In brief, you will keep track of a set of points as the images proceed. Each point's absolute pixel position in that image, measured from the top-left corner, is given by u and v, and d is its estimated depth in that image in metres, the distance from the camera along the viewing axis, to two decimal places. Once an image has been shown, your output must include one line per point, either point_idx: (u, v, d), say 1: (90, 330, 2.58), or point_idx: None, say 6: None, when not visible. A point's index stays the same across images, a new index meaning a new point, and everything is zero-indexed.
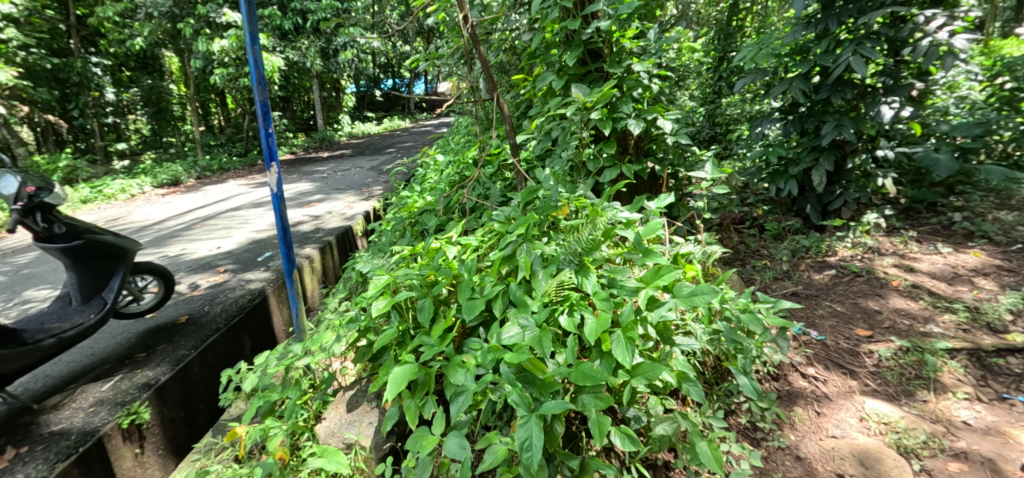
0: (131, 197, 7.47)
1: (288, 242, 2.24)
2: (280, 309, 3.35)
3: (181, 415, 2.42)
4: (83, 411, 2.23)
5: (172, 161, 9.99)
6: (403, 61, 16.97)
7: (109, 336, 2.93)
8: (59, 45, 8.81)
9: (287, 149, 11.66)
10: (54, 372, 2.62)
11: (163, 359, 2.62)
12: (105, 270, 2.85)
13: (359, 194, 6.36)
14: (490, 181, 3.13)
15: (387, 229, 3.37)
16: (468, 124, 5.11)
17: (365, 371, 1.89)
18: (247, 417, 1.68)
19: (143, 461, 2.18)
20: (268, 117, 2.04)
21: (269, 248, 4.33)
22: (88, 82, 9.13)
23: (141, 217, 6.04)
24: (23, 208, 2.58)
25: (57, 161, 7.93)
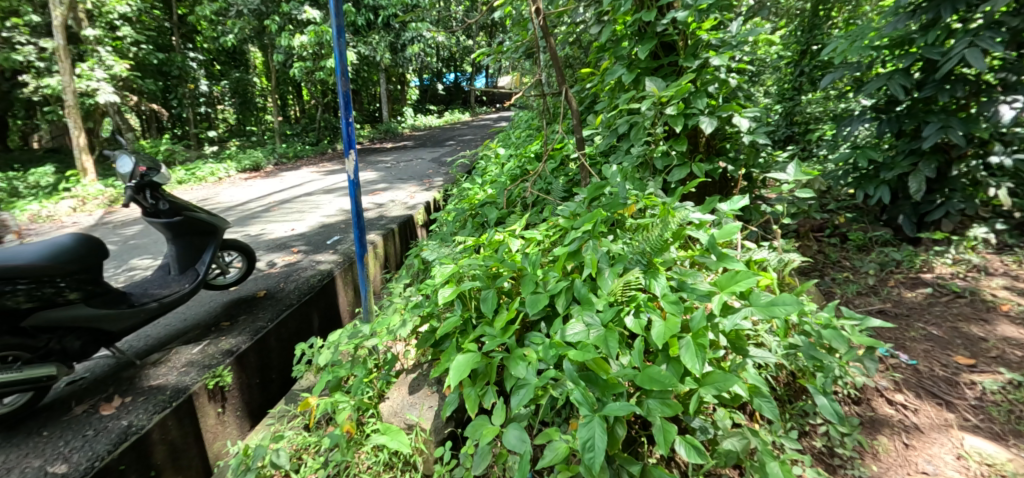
0: (218, 180, 8.15)
1: (361, 227, 2.35)
2: (344, 292, 3.55)
3: (257, 381, 2.62)
4: (177, 369, 2.46)
5: (253, 148, 10.77)
6: (467, 54, 17.18)
7: (199, 304, 3.23)
8: (163, 42, 9.80)
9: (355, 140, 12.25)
10: (153, 333, 2.92)
11: (244, 328, 2.85)
12: (200, 245, 3.13)
13: (420, 184, 6.55)
14: (552, 175, 3.11)
15: (449, 220, 3.46)
16: (531, 117, 5.08)
17: (426, 354, 1.96)
18: (317, 389, 1.79)
19: (224, 420, 2.38)
20: (349, 106, 2.13)
21: (338, 232, 4.56)
22: (185, 75, 10.08)
23: (227, 199, 6.56)
24: (135, 185, 2.89)
25: (159, 145, 8.82)
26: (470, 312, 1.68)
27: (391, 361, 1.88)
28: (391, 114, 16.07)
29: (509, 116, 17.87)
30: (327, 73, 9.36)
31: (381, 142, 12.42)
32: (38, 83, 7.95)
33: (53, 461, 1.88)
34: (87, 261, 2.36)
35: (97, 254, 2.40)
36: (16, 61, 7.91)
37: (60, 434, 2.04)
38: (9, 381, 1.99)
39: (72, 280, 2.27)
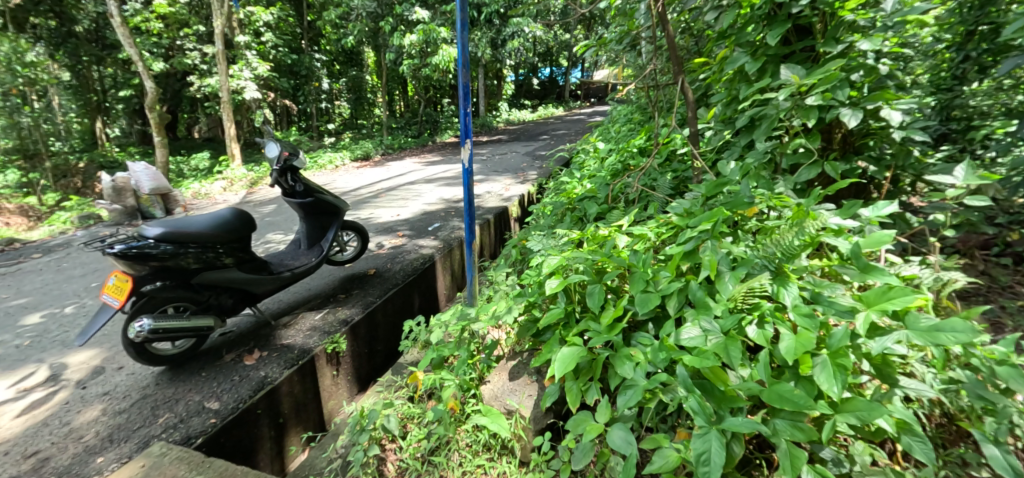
0: (335, 167, 9.00)
1: (471, 213, 2.44)
2: (443, 276, 3.73)
3: (366, 351, 2.85)
4: (302, 332, 2.76)
5: (365, 140, 11.72)
6: (565, 48, 17.00)
7: (320, 276, 3.58)
8: (296, 45, 11.02)
9: (454, 133, 12.77)
10: (284, 298, 3.29)
11: (357, 301, 3.11)
12: (325, 224, 3.47)
13: (515, 177, 6.64)
14: (659, 171, 2.97)
15: (546, 214, 3.46)
16: (631, 111, 4.88)
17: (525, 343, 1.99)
18: (423, 365, 1.90)
19: (338, 382, 2.62)
20: (468, 98, 2.21)
21: (438, 219, 4.78)
22: (312, 74, 11.23)
23: (342, 185, 7.20)
24: (280, 169, 3.29)
25: (289, 136, 9.95)
26: (574, 305, 1.67)
27: (492, 346, 1.94)
28: (488, 109, 16.47)
29: (605, 110, 17.40)
30: (432, 70, 9.84)
31: (478, 135, 12.83)
32: (200, 83, 9.36)
33: (209, 398, 2.21)
34: (241, 233, 2.72)
35: (250, 227, 2.76)
36: (186, 64, 9.38)
37: (214, 376, 2.38)
38: (180, 327, 2.37)
39: (228, 247, 2.64)
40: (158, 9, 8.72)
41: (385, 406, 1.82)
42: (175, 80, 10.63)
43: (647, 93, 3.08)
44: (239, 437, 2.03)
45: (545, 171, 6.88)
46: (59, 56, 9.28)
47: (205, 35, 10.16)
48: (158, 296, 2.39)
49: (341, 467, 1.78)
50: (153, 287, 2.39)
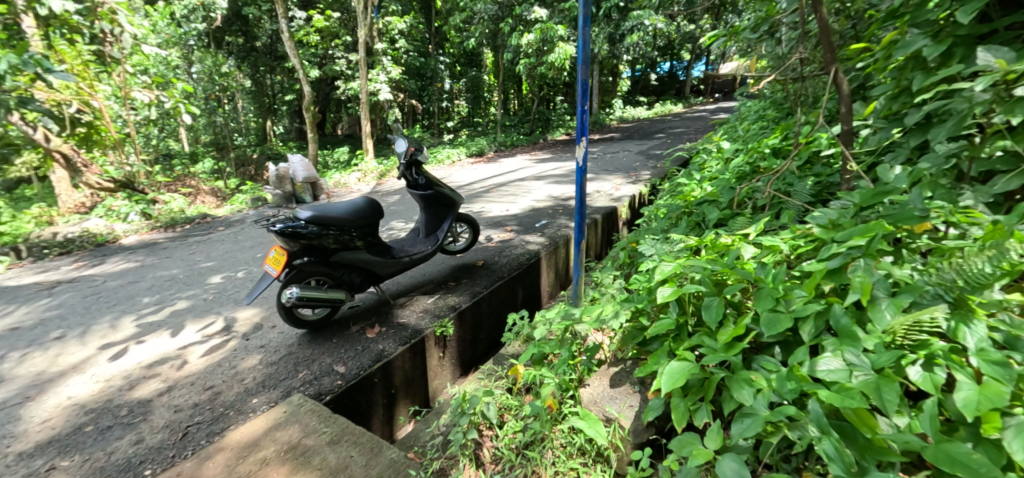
0: (452, 162, 9.55)
1: (583, 213, 2.39)
2: (547, 273, 3.73)
3: (471, 338, 2.95)
4: (416, 314, 2.94)
5: (480, 137, 12.22)
6: (690, 40, 15.97)
7: (434, 264, 3.79)
8: (424, 49, 11.94)
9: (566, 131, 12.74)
10: (402, 281, 3.55)
11: (465, 290, 3.23)
12: (441, 215, 3.66)
13: (627, 177, 6.41)
14: (798, 175, 2.62)
15: (660, 217, 3.27)
16: (764, 107, 4.41)
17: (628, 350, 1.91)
18: (525, 359, 1.91)
19: (443, 364, 2.75)
20: (586, 95, 2.16)
21: (546, 216, 4.78)
22: (436, 76, 12.00)
23: (457, 179, 7.59)
24: (406, 163, 3.54)
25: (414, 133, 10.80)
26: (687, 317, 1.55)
27: (593, 349, 1.89)
28: (602, 107, 16.16)
29: (731, 106, 16.01)
30: (548, 68, 9.90)
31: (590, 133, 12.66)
32: (344, 86, 10.56)
33: (337, 362, 2.44)
34: (373, 219, 2.97)
35: (380, 215, 3.01)
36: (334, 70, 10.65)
37: (341, 344, 2.63)
38: (319, 297, 2.67)
39: (362, 232, 2.89)
40: (315, 23, 10.01)
41: (486, 393, 1.85)
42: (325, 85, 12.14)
43: (787, 88, 2.76)
44: (358, 401, 2.23)
45: (660, 171, 6.54)
46: (243, 67, 11.14)
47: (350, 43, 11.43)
48: (304, 269, 2.72)
49: (441, 444, 1.87)
50: (301, 261, 2.72)
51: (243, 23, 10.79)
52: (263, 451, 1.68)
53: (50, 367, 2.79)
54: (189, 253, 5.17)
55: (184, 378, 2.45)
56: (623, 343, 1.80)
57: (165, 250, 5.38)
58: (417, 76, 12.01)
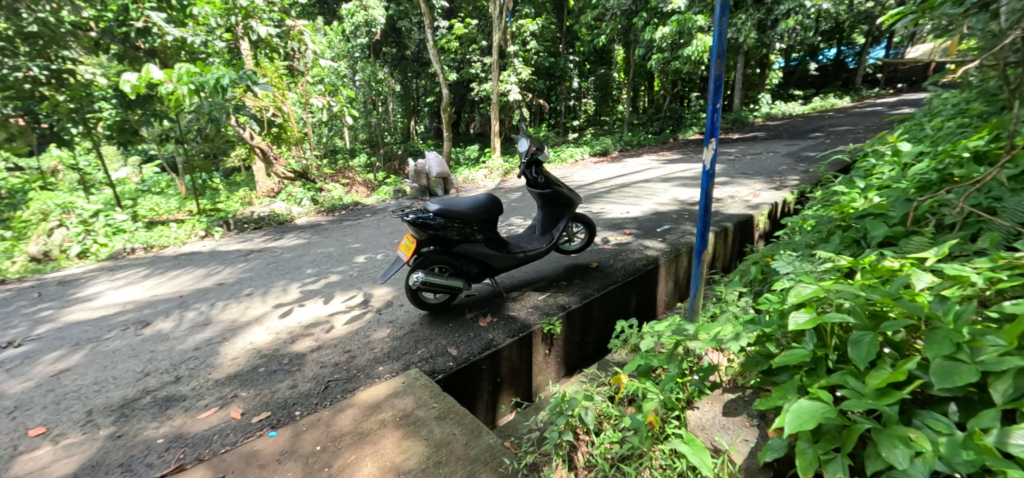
0: (575, 161, 9.67)
1: (706, 220, 2.27)
2: (664, 281, 3.59)
3: (576, 339, 2.95)
4: (527, 308, 2.97)
5: (606, 136, 12.06)
6: (863, 20, 13.76)
7: (547, 261, 3.83)
8: (554, 49, 12.17)
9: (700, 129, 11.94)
10: (515, 275, 3.61)
11: (576, 290, 3.17)
12: (558, 214, 3.66)
13: (768, 182, 5.82)
14: (995, 189, 2.13)
15: (805, 231, 2.91)
16: (962, 101, 3.62)
17: (749, 376, 1.89)
18: (629, 370, 1.89)
19: (546, 361, 2.79)
20: (718, 92, 2.06)
21: (668, 221, 4.56)
22: (564, 75, 12.13)
23: (579, 179, 7.62)
24: (527, 161, 3.63)
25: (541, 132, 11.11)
26: (827, 351, 1.49)
27: (707, 370, 1.83)
28: (744, 102, 14.80)
29: (918, 98, 13.35)
30: (683, 63, 9.36)
31: (727, 132, 11.72)
32: (478, 87, 11.22)
33: (451, 344, 2.55)
34: (494, 215, 3.08)
35: (500, 211, 3.10)
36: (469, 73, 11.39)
37: (457, 328, 2.75)
38: (441, 283, 2.86)
39: (483, 226, 3.01)
40: (456, 30, 10.80)
41: (586, 398, 1.87)
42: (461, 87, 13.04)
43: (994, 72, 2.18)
44: (466, 384, 2.35)
45: (811, 177, 5.77)
46: (395, 73, 12.48)
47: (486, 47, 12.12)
48: (429, 257, 2.93)
49: (537, 439, 1.89)
50: (428, 249, 2.94)
51: (397, 35, 12.12)
52: (383, 413, 1.83)
53: (241, 317, 3.46)
54: (342, 235, 5.97)
55: (330, 340, 2.81)
56: (742, 366, 1.71)
57: (325, 231, 6.30)
58: (546, 76, 12.32)
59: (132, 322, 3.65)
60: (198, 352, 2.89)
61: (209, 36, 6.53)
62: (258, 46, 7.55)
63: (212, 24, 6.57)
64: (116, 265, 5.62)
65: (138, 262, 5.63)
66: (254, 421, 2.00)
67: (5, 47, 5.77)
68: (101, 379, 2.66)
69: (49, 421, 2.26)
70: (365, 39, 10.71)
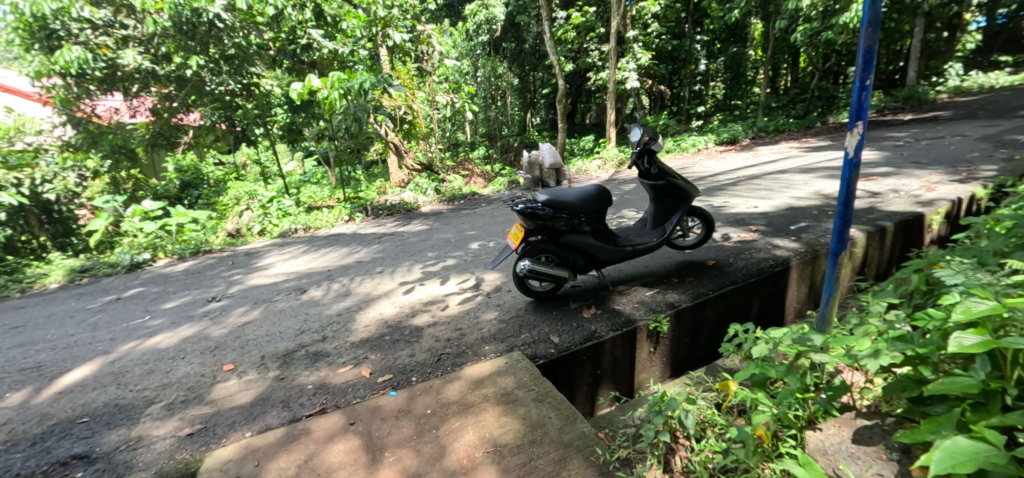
0: (697, 150, 9.32)
1: (846, 214, 2.05)
2: (796, 286, 3.20)
3: (686, 340, 2.79)
4: (632, 303, 2.87)
5: (736, 121, 11.15)
6: None
7: (659, 257, 3.61)
8: (679, 29, 11.54)
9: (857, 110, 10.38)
10: (623, 269, 3.50)
11: (688, 289, 2.97)
12: (671, 208, 3.32)
13: (946, 173, 4.87)
14: None
15: (993, 236, 2.39)
16: None
17: (896, 404, 1.75)
18: (739, 378, 1.83)
19: (651, 359, 2.67)
20: (869, 66, 1.84)
21: (805, 218, 4.08)
22: (690, 57, 11.46)
23: (703, 170, 7.20)
24: (639, 151, 3.30)
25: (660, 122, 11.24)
26: (1003, 384, 1.30)
27: (837, 390, 1.71)
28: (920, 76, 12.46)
29: None
30: (835, 35, 8.24)
31: (893, 114, 10.04)
32: (595, 76, 11.12)
33: (553, 333, 2.61)
34: (601, 207, 3.05)
35: (608, 203, 3.07)
36: (587, 62, 11.36)
37: (560, 317, 2.82)
38: (546, 272, 2.97)
39: (589, 218, 3.03)
40: (574, 20, 10.81)
41: (687, 400, 1.83)
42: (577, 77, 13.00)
43: None
44: (565, 371, 2.39)
45: (1014, 167, 4.71)
46: (514, 66, 12.91)
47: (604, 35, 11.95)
48: (536, 246, 3.01)
49: (633, 435, 1.92)
50: (535, 239, 3.03)
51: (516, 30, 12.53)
52: (486, 389, 2.00)
53: (373, 291, 3.96)
54: (460, 222, 6.40)
55: (444, 317, 3.10)
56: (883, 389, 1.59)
57: (445, 219, 6.81)
58: (668, 61, 11.80)
59: (292, 289, 4.39)
60: (340, 318, 3.39)
61: (354, 46, 7.73)
62: (394, 51, 8.40)
63: (357, 35, 7.76)
64: (284, 242, 6.73)
65: (299, 241, 6.68)
66: (379, 381, 2.31)
67: (213, 67, 7.67)
68: (272, 332, 3.28)
69: (236, 360, 2.86)
70: (486, 37, 11.27)
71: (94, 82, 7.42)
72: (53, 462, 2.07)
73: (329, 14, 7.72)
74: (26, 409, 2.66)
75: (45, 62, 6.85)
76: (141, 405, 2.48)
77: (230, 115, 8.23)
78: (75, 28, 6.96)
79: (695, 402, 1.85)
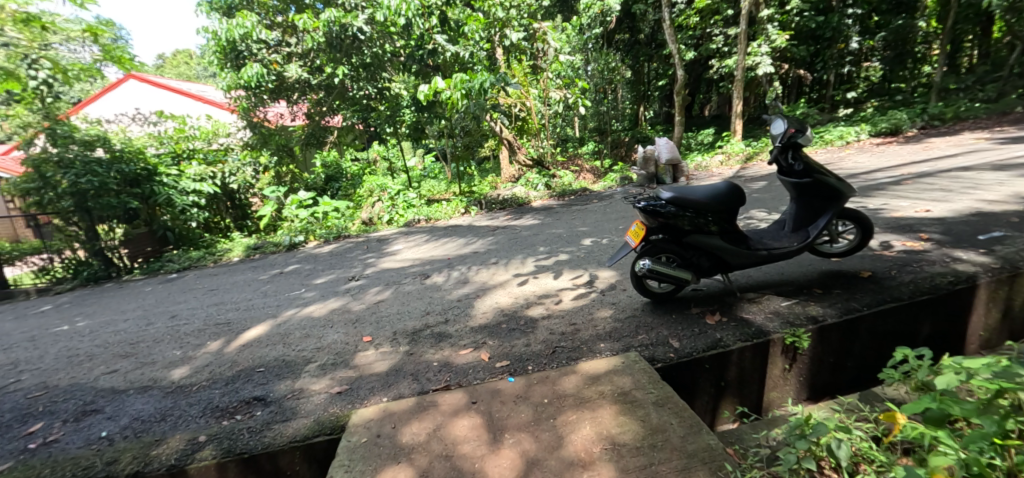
0: (846, 143, 8.35)
1: None
2: (983, 310, 2.68)
3: (830, 360, 2.49)
4: (764, 313, 2.62)
5: (898, 108, 9.62)
6: None
7: (797, 264, 3.26)
8: (825, 5, 10.26)
9: None
10: (754, 275, 3.21)
11: (835, 302, 2.64)
12: (817, 209, 2.96)
13: None
14: None
15: None
16: None
17: None
18: (907, 411, 1.60)
19: (786, 377, 2.43)
20: None
21: (998, 227, 3.37)
22: (839, 34, 10.18)
23: (854, 166, 6.34)
24: (781, 145, 2.98)
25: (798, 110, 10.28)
26: None
27: None
28: None
29: None
30: None
31: None
32: (720, 64, 10.37)
33: (673, 336, 2.50)
34: (732, 206, 2.83)
35: (741, 202, 2.84)
36: (710, 49, 10.62)
37: (681, 321, 2.68)
38: (668, 273, 2.84)
39: (718, 217, 2.82)
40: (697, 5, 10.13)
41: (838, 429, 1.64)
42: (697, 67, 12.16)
43: None
44: (684, 378, 2.28)
45: None
46: (627, 59, 12.57)
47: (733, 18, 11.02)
48: (657, 245, 2.89)
49: (766, 457, 1.77)
50: (656, 237, 2.90)
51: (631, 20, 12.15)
52: (602, 386, 1.98)
53: (490, 280, 4.14)
54: (571, 218, 6.40)
55: (558, 311, 3.14)
56: None
57: (556, 214, 6.86)
58: (809, 41, 10.52)
59: (417, 274, 4.77)
60: (460, 303, 3.61)
61: (474, 48, 8.18)
62: (510, 50, 8.61)
63: (477, 37, 8.12)
64: (409, 231, 7.32)
65: (422, 230, 7.22)
66: (497, 365, 2.42)
67: (355, 75, 8.71)
68: (402, 311, 3.60)
69: (373, 333, 3.20)
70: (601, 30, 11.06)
71: (267, 92, 8.83)
72: (239, 400, 2.52)
73: (453, 20, 8.31)
74: (219, 356, 3.26)
75: (236, 77, 8.40)
76: (300, 363, 2.90)
77: (367, 116, 9.22)
78: (256, 49, 8.45)
79: (848, 432, 1.63)
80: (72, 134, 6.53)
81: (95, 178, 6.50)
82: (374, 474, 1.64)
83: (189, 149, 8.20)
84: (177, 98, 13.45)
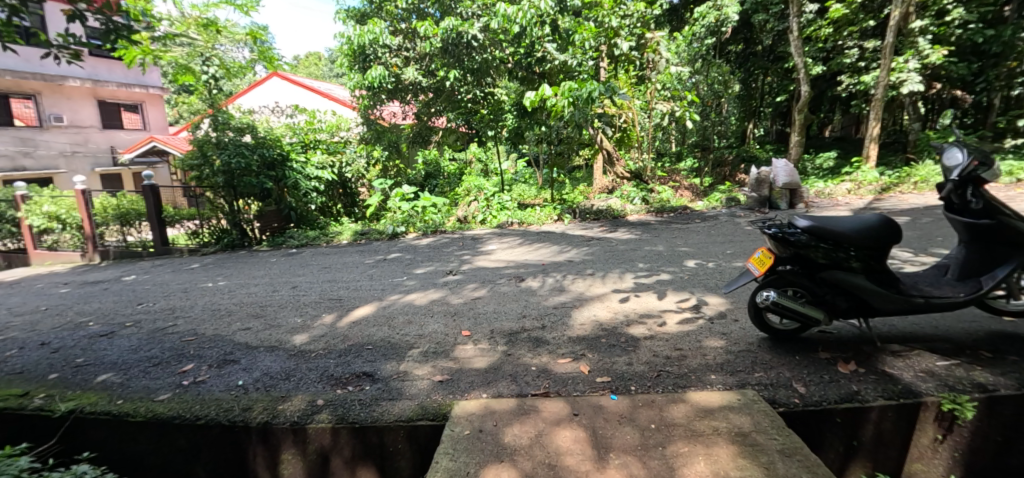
0: (1017, 181, 7.04)
1: None
2: None
3: (998, 439, 2.09)
4: (914, 371, 2.27)
5: None
6: None
7: (957, 319, 2.81)
8: (994, 16, 8.81)
9: None
10: (899, 324, 2.81)
11: (1011, 371, 2.21)
12: (997, 257, 2.53)
13: None
14: None
15: None
16: None
17: None
18: None
19: (937, 450, 2.09)
20: None
21: None
22: (1010, 51, 8.54)
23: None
24: (957, 181, 2.56)
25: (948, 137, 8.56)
26: None
27: None
28: None
29: None
30: None
31: None
32: (852, 81, 9.39)
33: (797, 380, 2.26)
34: (882, 243, 2.49)
35: (895, 239, 2.49)
36: (842, 63, 9.58)
37: (806, 364, 2.41)
38: (795, 310, 2.57)
39: (863, 253, 2.49)
40: (829, 15, 9.19)
41: None
42: (823, 83, 11.05)
43: None
44: (808, 428, 2.04)
45: None
46: (740, 71, 11.82)
47: (874, 28, 9.84)
48: (785, 276, 2.63)
49: None
50: (785, 268, 2.64)
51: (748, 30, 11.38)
52: (716, 421, 1.84)
53: (587, 291, 4.08)
54: (672, 236, 6.11)
55: (663, 333, 2.98)
56: None
57: (655, 230, 6.58)
58: (971, 56, 9.12)
59: (512, 276, 4.84)
60: (556, 310, 3.60)
61: (582, 57, 8.06)
62: (617, 61, 8.39)
63: (586, 46, 8.06)
64: (502, 232, 7.50)
65: (515, 233, 7.32)
66: (598, 380, 2.36)
67: (463, 80, 9.03)
68: (499, 311, 3.67)
69: (472, 328, 3.29)
70: (715, 40, 10.47)
71: (385, 93, 9.47)
72: (351, 373, 2.71)
73: (563, 28, 8.17)
74: (333, 329, 3.56)
75: (362, 77, 9.20)
76: (404, 347, 3.06)
77: (470, 119, 9.61)
78: (382, 53, 9.19)
79: None
80: (229, 121, 7.62)
81: (242, 159, 7.46)
82: (478, 468, 1.67)
83: (316, 140, 9.13)
84: (309, 94, 15.02)
